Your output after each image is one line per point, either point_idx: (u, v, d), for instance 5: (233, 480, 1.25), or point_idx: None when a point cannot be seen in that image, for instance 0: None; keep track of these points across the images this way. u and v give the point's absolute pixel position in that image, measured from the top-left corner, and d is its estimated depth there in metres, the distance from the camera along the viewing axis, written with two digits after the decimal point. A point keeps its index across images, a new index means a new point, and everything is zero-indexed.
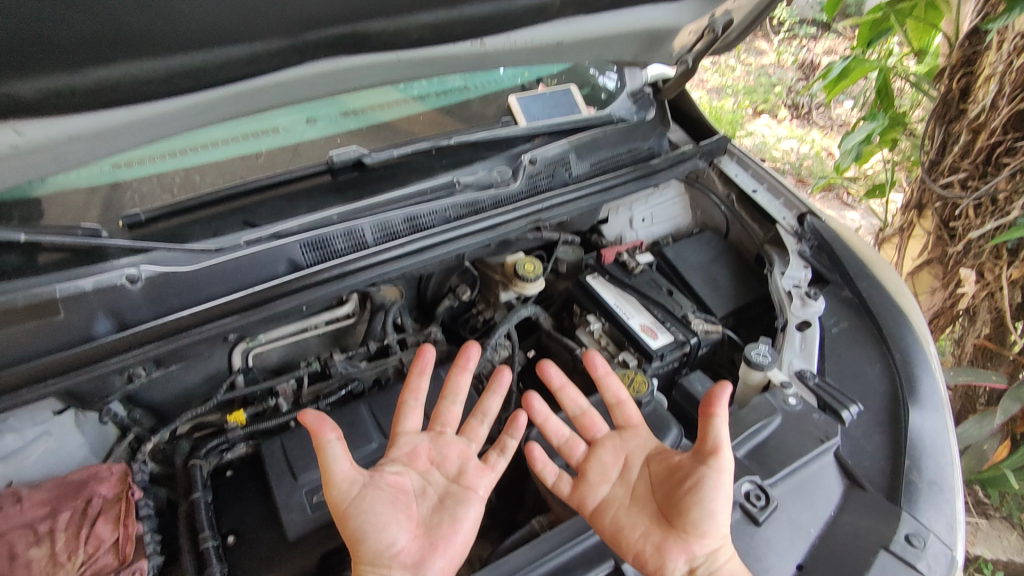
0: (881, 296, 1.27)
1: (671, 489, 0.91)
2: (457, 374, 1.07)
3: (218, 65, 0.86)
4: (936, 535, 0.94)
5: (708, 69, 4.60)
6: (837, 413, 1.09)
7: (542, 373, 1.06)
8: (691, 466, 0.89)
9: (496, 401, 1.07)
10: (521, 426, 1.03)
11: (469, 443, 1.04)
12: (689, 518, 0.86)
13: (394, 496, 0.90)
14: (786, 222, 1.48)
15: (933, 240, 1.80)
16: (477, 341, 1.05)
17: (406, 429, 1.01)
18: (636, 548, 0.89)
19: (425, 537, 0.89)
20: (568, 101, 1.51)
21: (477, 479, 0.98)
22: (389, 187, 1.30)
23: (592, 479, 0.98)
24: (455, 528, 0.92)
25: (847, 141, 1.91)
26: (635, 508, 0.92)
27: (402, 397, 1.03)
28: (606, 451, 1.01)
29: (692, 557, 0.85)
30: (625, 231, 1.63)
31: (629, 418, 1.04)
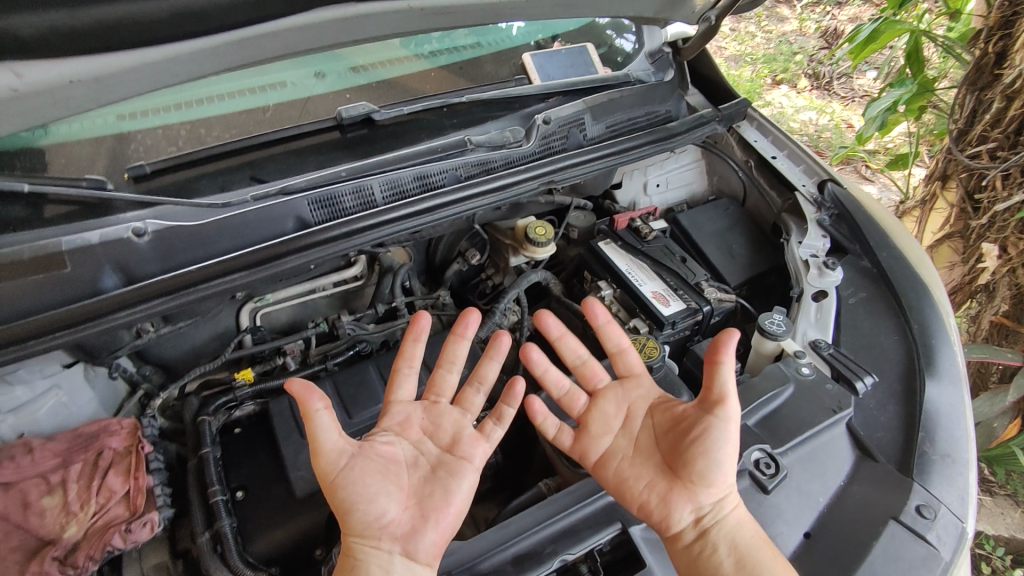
0: (901, 267, 1.24)
1: (675, 439, 0.90)
2: (454, 342, 1.02)
3: (221, 8, 0.84)
4: (948, 507, 0.92)
5: (726, 36, 4.46)
6: (850, 384, 1.08)
7: (541, 323, 1.01)
8: (697, 416, 0.88)
9: (494, 368, 1.03)
10: (519, 394, 1.00)
11: (464, 413, 1.00)
12: (695, 469, 0.85)
13: (384, 467, 0.87)
14: (806, 189, 1.44)
15: (955, 214, 1.75)
16: (476, 308, 1.01)
17: (399, 398, 0.97)
18: (641, 499, 0.89)
19: (417, 509, 0.86)
20: (584, 60, 1.46)
21: (471, 449, 0.95)
22: (399, 145, 1.27)
23: (594, 431, 0.97)
24: (448, 499, 0.89)
25: (871, 108, 1.84)
26: (639, 458, 0.92)
27: (397, 364, 0.98)
28: (608, 402, 0.99)
29: (698, 507, 0.86)
30: (638, 197, 1.60)
31: (631, 367, 1.01)
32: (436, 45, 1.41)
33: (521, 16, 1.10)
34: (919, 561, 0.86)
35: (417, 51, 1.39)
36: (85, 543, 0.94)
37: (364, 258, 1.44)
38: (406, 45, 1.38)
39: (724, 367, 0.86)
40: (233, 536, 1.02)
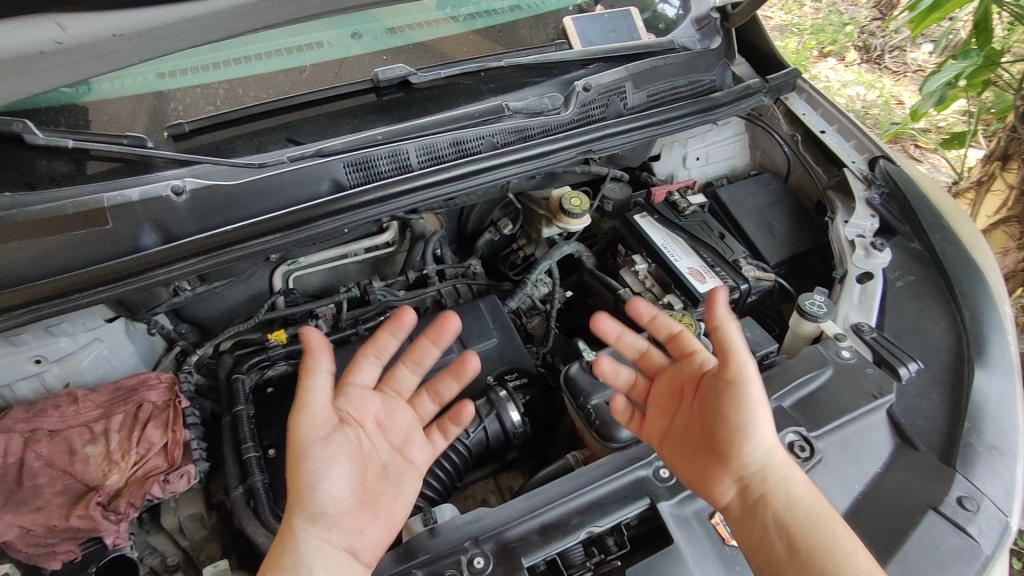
0: (955, 250, 1.18)
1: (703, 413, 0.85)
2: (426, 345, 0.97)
3: None
4: (991, 500, 0.89)
5: (773, 5, 4.27)
6: (893, 369, 1.04)
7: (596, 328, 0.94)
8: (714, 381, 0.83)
9: (452, 389, 0.97)
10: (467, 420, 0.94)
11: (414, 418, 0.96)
12: (723, 437, 0.80)
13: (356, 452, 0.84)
14: (856, 165, 1.38)
15: (1015, 196, 1.66)
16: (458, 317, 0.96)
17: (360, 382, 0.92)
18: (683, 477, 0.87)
19: (369, 505, 0.83)
20: (627, 25, 1.40)
21: (419, 452, 0.93)
22: (434, 109, 1.24)
23: (654, 413, 0.93)
24: (398, 499, 0.87)
25: (930, 82, 1.73)
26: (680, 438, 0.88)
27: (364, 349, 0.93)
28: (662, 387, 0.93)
29: (740, 478, 0.80)
30: (676, 170, 1.55)
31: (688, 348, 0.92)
32: (473, 9, 1.37)
33: None
34: (957, 553, 0.83)
35: (452, 13, 1.36)
36: (126, 491, 0.98)
37: (397, 225, 1.45)
38: (442, 7, 1.35)
39: (728, 329, 0.81)
40: (265, 492, 1.05)
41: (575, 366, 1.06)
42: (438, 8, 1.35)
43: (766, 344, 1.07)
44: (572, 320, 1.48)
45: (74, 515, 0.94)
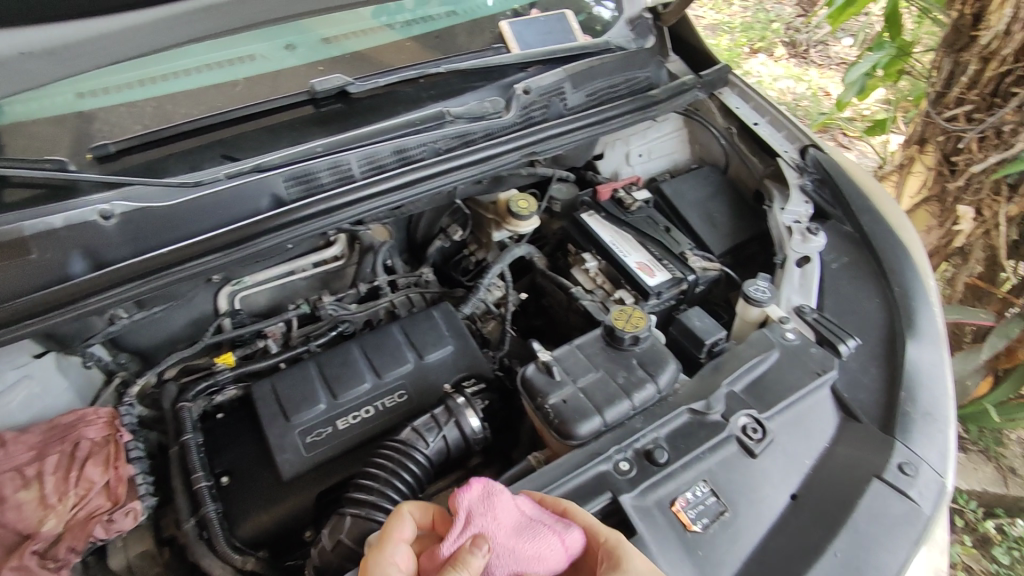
0: (883, 230, 1.24)
1: None
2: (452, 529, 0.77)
3: None
4: (928, 463, 0.94)
5: (704, 6, 4.43)
6: (834, 347, 1.09)
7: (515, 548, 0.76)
8: None
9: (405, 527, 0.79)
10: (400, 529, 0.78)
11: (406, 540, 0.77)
12: None
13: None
14: (789, 154, 1.42)
15: (933, 176, 1.78)
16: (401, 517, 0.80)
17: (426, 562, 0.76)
18: None
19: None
20: (563, 27, 1.42)
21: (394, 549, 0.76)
22: (375, 119, 1.23)
23: None
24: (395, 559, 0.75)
25: (851, 73, 1.83)
26: None
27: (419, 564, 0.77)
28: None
29: None
30: (620, 167, 1.57)
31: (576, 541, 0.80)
32: (410, 16, 1.36)
33: None
34: (900, 516, 0.89)
35: (388, 21, 1.35)
36: (66, 535, 0.93)
37: (344, 238, 1.44)
38: (377, 16, 1.34)
39: None
40: (219, 521, 1.01)
41: (530, 366, 1.02)
42: (373, 17, 1.33)
43: (715, 331, 1.09)
44: (528, 322, 1.48)
45: (7, 567, 0.88)
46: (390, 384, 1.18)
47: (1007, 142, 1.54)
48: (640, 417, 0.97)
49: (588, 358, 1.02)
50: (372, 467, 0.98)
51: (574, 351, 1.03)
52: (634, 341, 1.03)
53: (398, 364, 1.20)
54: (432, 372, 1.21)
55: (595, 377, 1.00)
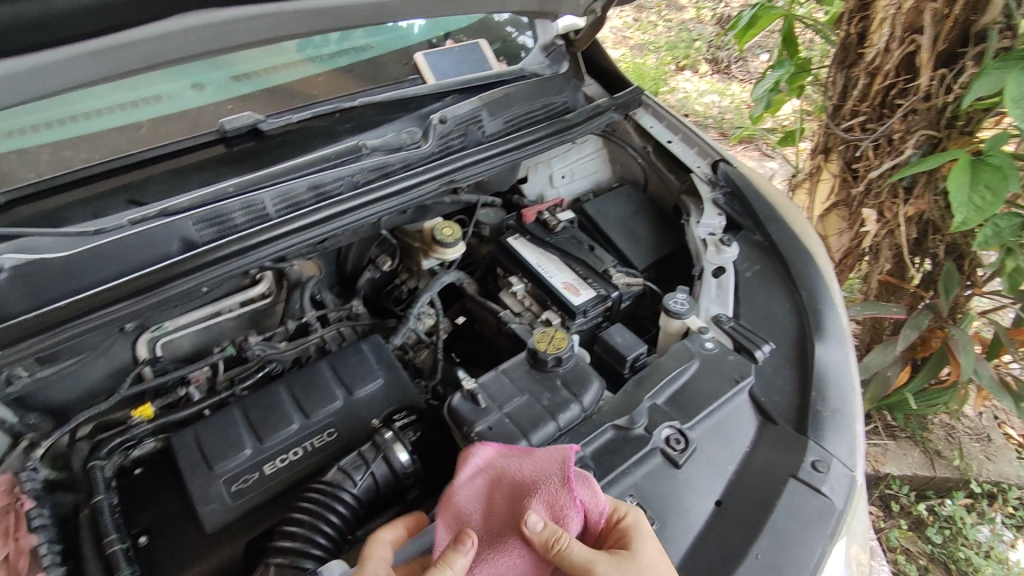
0: (789, 238, 1.31)
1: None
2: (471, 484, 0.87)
3: None
4: (839, 459, 0.99)
5: (630, 28, 4.61)
6: (750, 353, 1.14)
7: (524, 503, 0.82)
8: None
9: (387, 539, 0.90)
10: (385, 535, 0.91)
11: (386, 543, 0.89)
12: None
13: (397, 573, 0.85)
14: (701, 170, 1.48)
15: (839, 183, 1.90)
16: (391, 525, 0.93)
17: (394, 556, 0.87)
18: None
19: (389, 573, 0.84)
20: (477, 57, 1.46)
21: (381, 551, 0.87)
22: (290, 154, 1.22)
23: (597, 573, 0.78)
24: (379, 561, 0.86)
25: (757, 89, 1.96)
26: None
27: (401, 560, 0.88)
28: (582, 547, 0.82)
29: None
30: (545, 189, 1.59)
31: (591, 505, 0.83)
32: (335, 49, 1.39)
33: (401, 15, 1.10)
34: (815, 513, 0.92)
35: (313, 53, 1.38)
36: None
37: (270, 274, 1.42)
38: (301, 49, 1.36)
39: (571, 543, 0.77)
40: None
41: (457, 395, 1.03)
42: (297, 50, 1.36)
43: (636, 346, 1.12)
44: (462, 348, 1.48)
45: None
46: (319, 423, 1.16)
47: (899, 148, 1.66)
48: (566, 438, 0.98)
49: (513, 383, 1.04)
50: (297, 512, 0.96)
51: (500, 376, 1.05)
52: (557, 362, 1.05)
53: (327, 401, 1.18)
54: (362, 408, 1.19)
55: (521, 402, 1.01)
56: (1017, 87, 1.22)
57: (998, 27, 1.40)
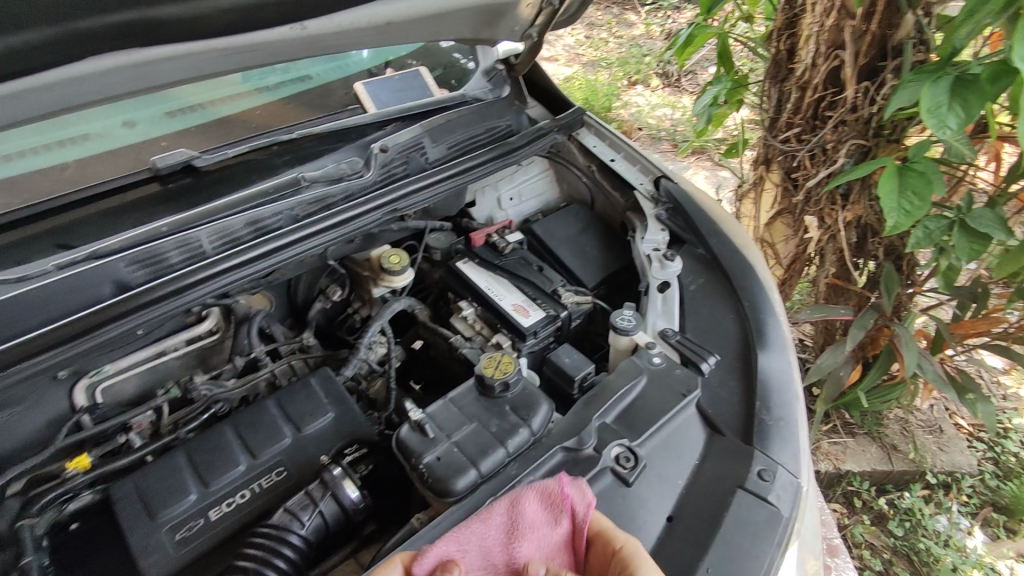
0: (730, 250, 1.34)
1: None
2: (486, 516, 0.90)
3: None
4: (784, 467, 1.01)
5: (583, 45, 4.71)
6: (697, 366, 1.15)
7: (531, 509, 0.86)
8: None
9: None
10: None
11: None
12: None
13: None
14: (643, 187, 1.51)
15: (781, 192, 1.97)
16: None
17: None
18: None
19: None
20: (418, 83, 1.48)
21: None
22: (228, 189, 1.21)
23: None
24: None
25: (697, 105, 2.00)
26: None
27: None
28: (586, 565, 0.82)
29: None
30: (494, 212, 1.61)
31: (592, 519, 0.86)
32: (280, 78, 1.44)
33: (333, 48, 1.11)
34: (764, 522, 0.94)
35: (257, 83, 1.42)
36: None
37: (217, 311, 1.39)
38: (248, 79, 1.41)
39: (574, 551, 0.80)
40: None
41: (405, 427, 1.02)
42: (242, 81, 1.41)
43: (583, 365, 1.13)
44: (418, 374, 1.47)
45: None
46: (267, 463, 1.13)
47: (832, 158, 1.73)
48: (515, 463, 0.98)
49: (461, 411, 1.04)
50: (242, 557, 0.94)
51: (449, 404, 1.05)
52: (504, 387, 1.05)
53: (276, 438, 1.16)
54: (312, 444, 1.17)
55: (469, 429, 1.01)
56: (929, 97, 1.29)
57: (912, 41, 1.48)
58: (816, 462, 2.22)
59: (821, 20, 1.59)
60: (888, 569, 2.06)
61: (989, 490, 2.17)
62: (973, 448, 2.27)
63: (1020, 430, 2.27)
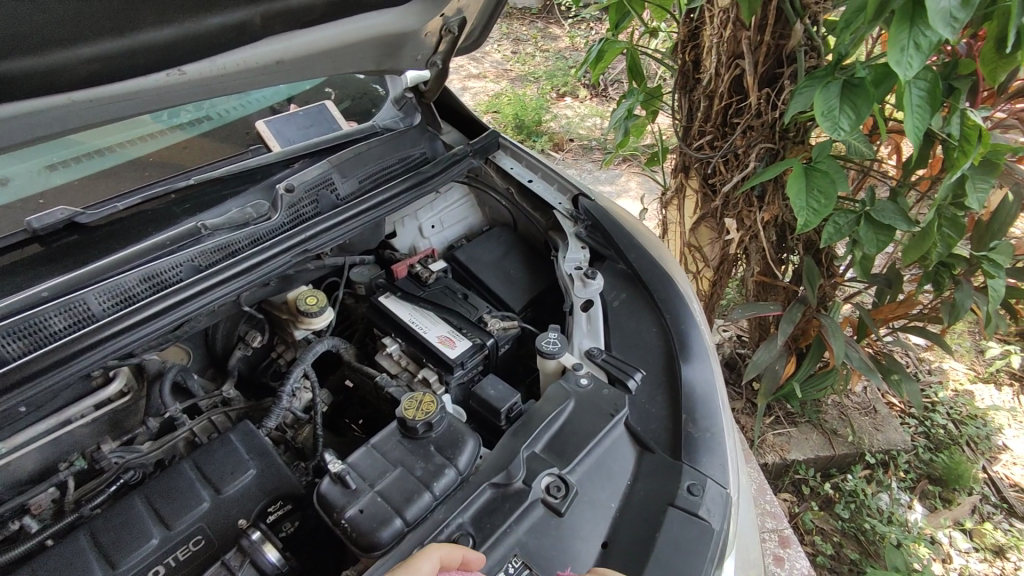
0: (648, 263, 1.37)
1: None
2: None
3: None
4: (712, 479, 1.01)
5: (511, 61, 4.76)
6: (623, 383, 1.15)
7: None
8: None
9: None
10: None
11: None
12: None
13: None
14: (562, 207, 1.52)
15: (701, 197, 2.02)
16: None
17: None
18: None
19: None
20: (324, 118, 1.46)
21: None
22: (119, 245, 1.14)
23: None
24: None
25: (613, 118, 2.02)
26: None
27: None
28: None
29: None
30: (416, 241, 1.59)
31: None
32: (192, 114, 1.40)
33: (224, 90, 1.06)
34: (695, 539, 0.93)
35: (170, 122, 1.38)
36: None
37: (127, 371, 1.33)
38: (158, 118, 1.37)
39: None
40: None
41: (325, 480, 0.97)
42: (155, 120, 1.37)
43: (509, 396, 1.11)
44: (355, 414, 1.43)
45: None
46: (183, 535, 1.06)
47: (744, 162, 1.78)
48: (442, 507, 0.94)
49: (384, 457, 1.00)
50: None
51: (371, 452, 1.01)
52: (428, 428, 1.02)
53: (193, 503, 1.08)
54: (232, 507, 1.10)
55: (393, 476, 0.97)
56: (822, 102, 1.34)
57: (803, 49, 1.54)
58: (763, 455, 2.25)
59: (720, 31, 1.66)
60: (839, 552, 2.08)
61: (923, 463, 2.26)
62: (905, 424, 2.36)
63: (945, 403, 2.39)
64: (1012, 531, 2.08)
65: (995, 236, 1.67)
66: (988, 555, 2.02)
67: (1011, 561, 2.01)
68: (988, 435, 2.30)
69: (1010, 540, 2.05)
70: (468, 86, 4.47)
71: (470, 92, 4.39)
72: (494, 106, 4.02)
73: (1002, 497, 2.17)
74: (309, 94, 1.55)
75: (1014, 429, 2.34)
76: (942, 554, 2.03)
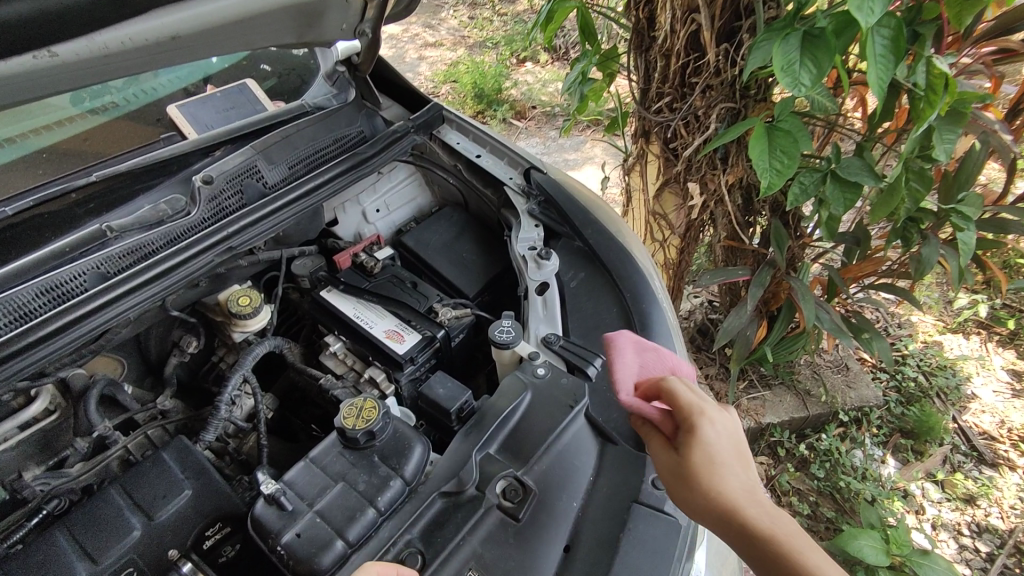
0: (605, 239, 1.30)
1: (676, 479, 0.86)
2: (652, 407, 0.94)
3: None
4: None
5: (467, 27, 4.56)
6: (583, 371, 1.08)
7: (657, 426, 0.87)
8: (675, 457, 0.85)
9: None
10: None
11: None
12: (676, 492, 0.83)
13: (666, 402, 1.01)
14: (514, 182, 1.43)
15: (663, 162, 1.93)
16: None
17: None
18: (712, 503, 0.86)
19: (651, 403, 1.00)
20: (246, 99, 1.35)
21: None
22: (13, 255, 1.02)
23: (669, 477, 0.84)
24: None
25: (567, 83, 1.91)
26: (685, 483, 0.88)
27: None
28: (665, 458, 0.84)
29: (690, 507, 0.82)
30: (361, 227, 1.49)
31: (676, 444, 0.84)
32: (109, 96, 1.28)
33: (112, 73, 0.94)
34: (661, 537, 0.88)
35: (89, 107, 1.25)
36: None
37: (51, 388, 1.22)
38: (76, 101, 1.23)
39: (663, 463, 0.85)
40: None
41: (259, 501, 0.89)
42: (73, 104, 1.23)
43: (459, 394, 1.03)
44: (306, 415, 1.34)
45: None
46: (111, 569, 0.97)
47: (705, 124, 1.70)
48: (388, 523, 0.87)
49: (325, 472, 0.92)
50: None
51: (310, 466, 0.92)
52: (369, 437, 0.94)
53: (122, 532, 1.00)
54: (165, 535, 1.02)
55: (334, 492, 0.89)
56: (781, 55, 1.25)
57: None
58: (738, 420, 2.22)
59: None
60: (815, 511, 2.07)
61: (895, 417, 2.25)
62: (877, 379, 2.36)
63: (916, 355, 2.38)
64: (982, 478, 2.10)
65: (961, 188, 1.63)
66: (959, 504, 2.04)
67: (981, 508, 2.03)
68: (958, 385, 2.31)
69: (981, 488, 2.06)
70: (425, 55, 4.27)
71: (426, 61, 4.20)
72: (451, 75, 3.84)
73: (972, 445, 2.19)
74: (232, 72, 1.42)
75: (983, 377, 2.36)
76: (915, 506, 2.04)
